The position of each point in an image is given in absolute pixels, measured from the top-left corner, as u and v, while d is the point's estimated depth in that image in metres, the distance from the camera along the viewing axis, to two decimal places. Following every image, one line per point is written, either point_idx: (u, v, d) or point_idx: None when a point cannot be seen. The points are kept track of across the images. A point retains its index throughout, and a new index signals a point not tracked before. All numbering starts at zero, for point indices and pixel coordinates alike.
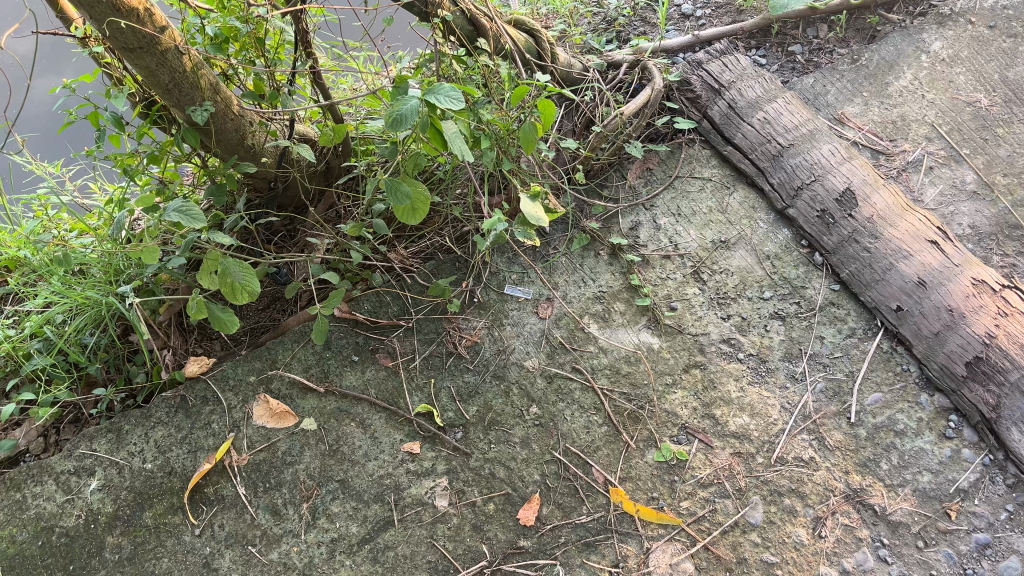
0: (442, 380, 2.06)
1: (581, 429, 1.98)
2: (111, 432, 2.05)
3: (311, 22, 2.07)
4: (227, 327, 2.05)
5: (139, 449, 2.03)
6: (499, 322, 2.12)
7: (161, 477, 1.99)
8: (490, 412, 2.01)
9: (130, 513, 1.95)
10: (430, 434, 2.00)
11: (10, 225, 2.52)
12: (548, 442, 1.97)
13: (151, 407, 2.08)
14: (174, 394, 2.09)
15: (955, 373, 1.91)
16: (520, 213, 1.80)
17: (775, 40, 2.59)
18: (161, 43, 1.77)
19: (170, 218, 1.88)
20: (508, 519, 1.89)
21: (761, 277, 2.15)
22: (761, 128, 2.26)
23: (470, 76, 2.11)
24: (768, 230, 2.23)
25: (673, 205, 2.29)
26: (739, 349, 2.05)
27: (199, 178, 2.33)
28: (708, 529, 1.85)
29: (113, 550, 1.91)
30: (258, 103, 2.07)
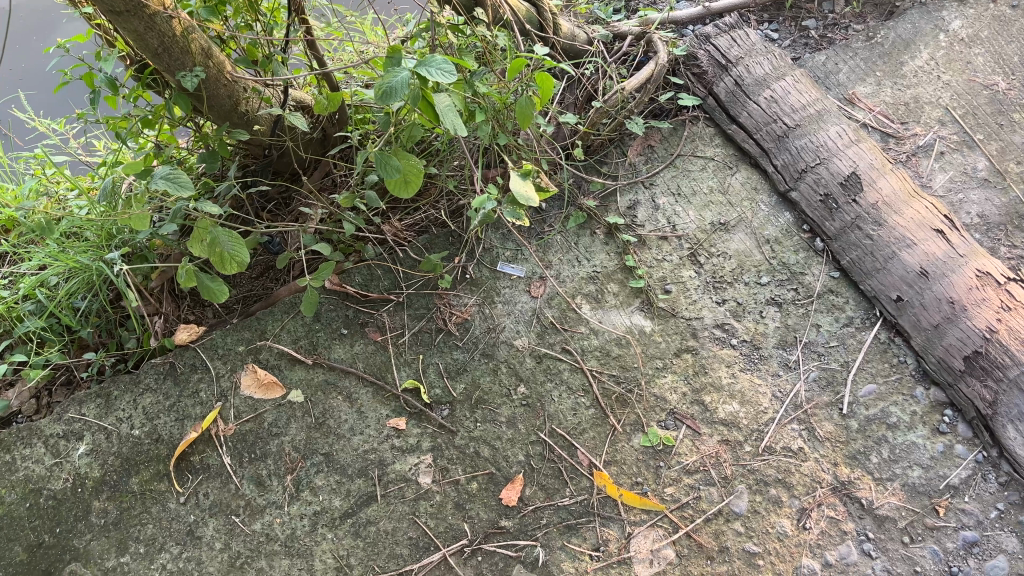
0: (431, 356, 2.04)
1: (568, 412, 1.96)
2: (100, 397, 2.05)
3: None
4: (216, 297, 2.03)
5: (128, 415, 2.03)
6: (491, 299, 2.09)
7: (148, 444, 2.00)
8: (477, 390, 1.99)
9: (117, 478, 1.97)
10: (417, 410, 1.99)
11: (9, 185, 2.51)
12: (534, 423, 1.95)
13: (140, 373, 2.08)
14: (164, 361, 2.09)
15: (953, 367, 1.87)
16: (511, 191, 1.75)
17: (789, 13, 2.55)
18: (149, 6, 1.69)
19: (158, 185, 1.86)
20: (491, 498, 1.89)
21: (760, 261, 2.11)
22: (767, 107, 2.19)
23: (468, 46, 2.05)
24: (769, 213, 2.18)
25: (673, 184, 2.24)
26: (732, 334, 2.02)
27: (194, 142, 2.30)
28: (691, 516, 1.85)
29: (99, 515, 1.93)
30: (251, 69, 2.02)
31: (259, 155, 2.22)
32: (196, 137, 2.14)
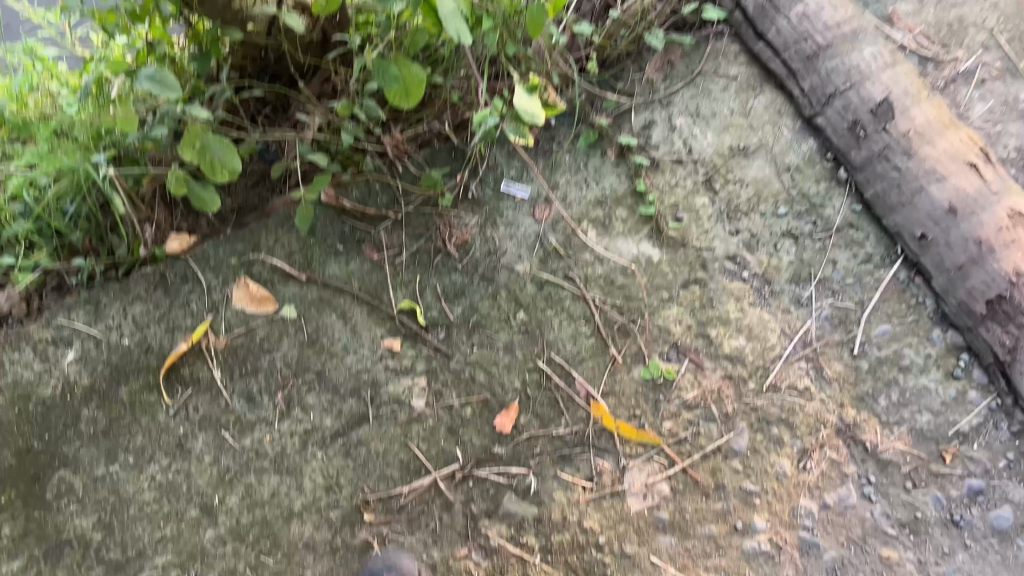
0: (429, 278, 1.97)
1: (568, 342, 1.89)
2: (89, 304, 1.99)
3: None
4: (207, 206, 1.94)
5: (117, 324, 1.98)
6: (493, 220, 2.00)
7: (138, 354, 1.95)
8: (475, 314, 1.92)
9: (106, 387, 1.93)
10: (412, 332, 1.93)
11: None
12: (531, 351, 1.89)
13: (130, 282, 2.01)
14: (154, 271, 2.02)
15: (974, 310, 1.78)
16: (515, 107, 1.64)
17: None
18: None
19: (143, 85, 1.75)
20: (485, 425, 1.85)
21: (779, 191, 1.99)
22: (798, 24, 2.01)
23: None
24: (792, 139, 2.05)
25: (692, 104, 2.10)
26: (744, 267, 1.92)
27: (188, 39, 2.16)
28: (689, 452, 1.80)
29: (88, 423, 1.90)
30: None
31: (258, 55, 2.10)
32: (189, 36, 2.01)
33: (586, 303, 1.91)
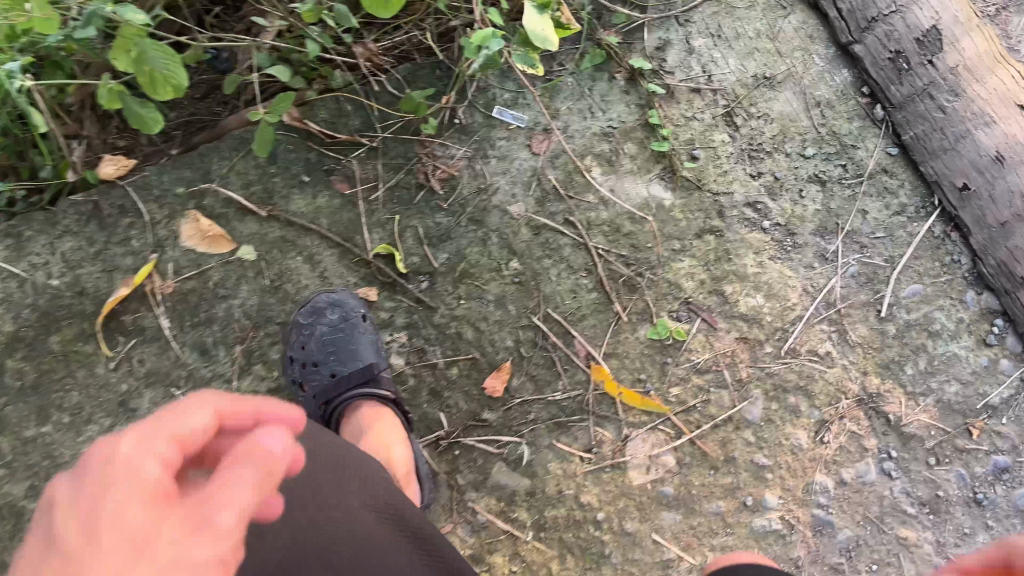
0: (409, 218, 1.72)
1: (567, 296, 1.68)
2: (9, 237, 1.70)
3: None
4: (148, 127, 1.65)
5: (44, 262, 1.69)
6: (483, 152, 1.74)
7: (70, 298, 1.68)
8: (462, 262, 1.69)
9: (34, 336, 1.66)
10: (390, 281, 1.69)
11: None
12: (526, 305, 1.67)
13: (58, 213, 1.72)
14: (87, 201, 1.73)
15: (1015, 273, 1.61)
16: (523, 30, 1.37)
17: None
18: None
19: None
20: (473, 387, 1.64)
21: (806, 128, 1.78)
22: None
23: None
24: (824, 69, 1.83)
25: (712, 23, 1.86)
26: (765, 216, 1.72)
27: None
28: (697, 422, 1.63)
29: (13, 377, 1.64)
30: None
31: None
32: None
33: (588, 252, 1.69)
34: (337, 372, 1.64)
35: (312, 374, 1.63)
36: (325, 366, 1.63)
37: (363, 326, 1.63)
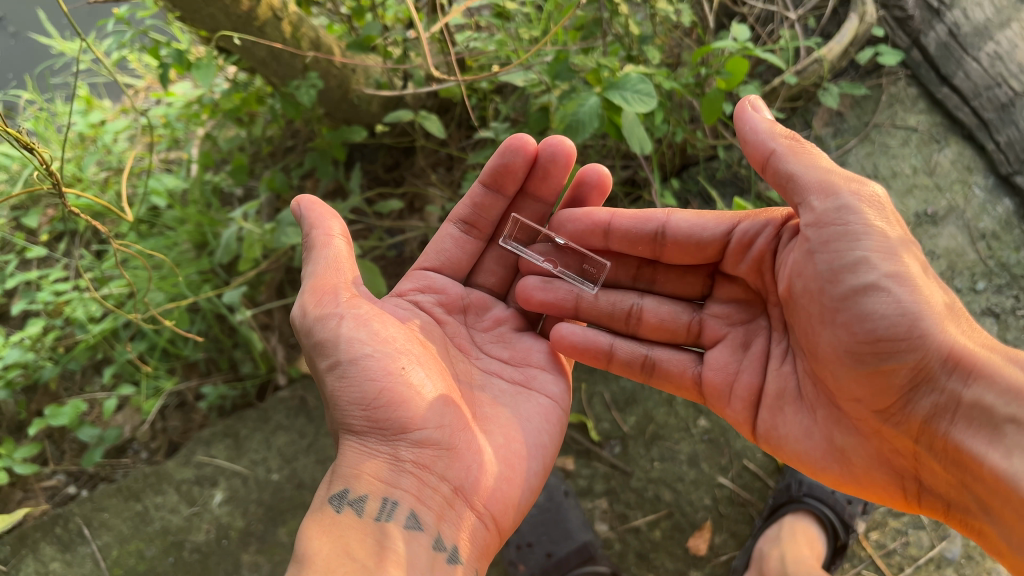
0: (595, 385, 1.84)
1: (755, 454, 1.76)
2: (228, 437, 1.88)
3: None
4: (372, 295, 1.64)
5: (263, 458, 1.85)
6: None
7: (291, 490, 1.82)
8: (651, 424, 1.79)
9: (263, 529, 1.78)
10: (584, 449, 1.79)
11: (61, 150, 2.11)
12: (719, 461, 1.75)
13: (268, 409, 1.91)
14: (293, 396, 1.92)
15: None
16: None
17: None
18: (259, 17, 1.41)
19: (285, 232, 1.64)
20: (677, 547, 1.68)
21: (974, 261, 1.77)
22: (990, 66, 1.79)
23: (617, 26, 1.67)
24: (986, 200, 1.81)
25: (868, 163, 1.86)
26: None
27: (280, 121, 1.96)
28: (899, 565, 1.61)
29: (250, 569, 1.73)
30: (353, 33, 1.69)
31: (370, 129, 1.86)
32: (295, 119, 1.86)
33: None
34: (549, 554, 1.64)
35: (528, 555, 1.64)
36: (540, 546, 1.66)
37: (566, 502, 1.70)
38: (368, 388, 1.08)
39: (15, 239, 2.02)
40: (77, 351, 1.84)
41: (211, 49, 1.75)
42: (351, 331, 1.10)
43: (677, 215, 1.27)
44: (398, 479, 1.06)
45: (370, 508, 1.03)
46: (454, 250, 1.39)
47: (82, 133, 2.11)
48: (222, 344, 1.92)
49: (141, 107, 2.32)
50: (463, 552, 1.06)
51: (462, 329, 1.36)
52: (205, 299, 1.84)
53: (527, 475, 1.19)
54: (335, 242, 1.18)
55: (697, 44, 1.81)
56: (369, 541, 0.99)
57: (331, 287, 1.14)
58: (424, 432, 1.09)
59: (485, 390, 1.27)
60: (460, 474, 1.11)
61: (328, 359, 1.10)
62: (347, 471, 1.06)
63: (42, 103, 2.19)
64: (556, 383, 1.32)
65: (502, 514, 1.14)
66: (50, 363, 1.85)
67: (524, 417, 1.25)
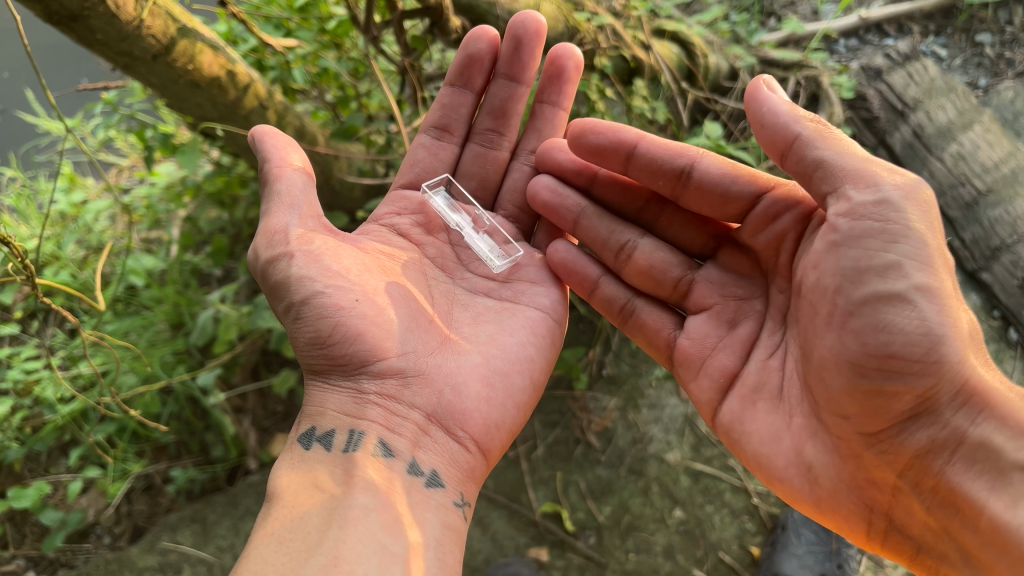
0: (570, 474, 1.83)
1: (729, 547, 1.74)
2: (195, 522, 1.84)
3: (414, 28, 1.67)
4: None
5: (230, 544, 1.81)
6: (635, 403, 1.91)
7: None
8: (627, 514, 1.77)
9: None
10: (559, 539, 1.75)
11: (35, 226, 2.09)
12: (694, 554, 1.73)
13: (237, 493, 1.87)
14: (263, 480, 1.89)
15: None
16: None
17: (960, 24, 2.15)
18: (244, 105, 1.44)
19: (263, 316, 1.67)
20: None
21: None
22: (954, 165, 1.83)
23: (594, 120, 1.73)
24: None
25: None
26: None
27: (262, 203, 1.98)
28: None
29: None
30: (337, 119, 1.73)
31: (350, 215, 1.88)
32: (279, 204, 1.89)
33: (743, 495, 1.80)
34: None
35: None
36: None
37: None
38: (322, 326, 1.08)
39: None
40: (44, 432, 1.80)
41: (197, 134, 1.78)
42: (302, 270, 1.09)
43: (708, 159, 1.17)
44: (363, 411, 1.09)
45: (371, 451, 1.05)
46: (429, 158, 1.43)
47: (62, 211, 2.11)
48: (193, 426, 1.89)
49: (124, 185, 2.33)
50: (444, 476, 1.09)
51: (439, 249, 1.37)
52: (179, 382, 1.82)
53: (513, 389, 1.19)
54: (291, 173, 1.15)
55: (672, 139, 1.86)
56: (336, 475, 1.01)
57: (280, 227, 1.12)
58: (388, 361, 1.12)
59: (467, 308, 1.29)
60: (431, 400, 1.13)
61: (283, 302, 1.11)
62: (313, 410, 1.11)
63: (25, 179, 2.17)
64: (546, 294, 1.33)
65: (484, 436, 1.15)
66: (17, 443, 1.82)
67: (507, 330, 1.25)
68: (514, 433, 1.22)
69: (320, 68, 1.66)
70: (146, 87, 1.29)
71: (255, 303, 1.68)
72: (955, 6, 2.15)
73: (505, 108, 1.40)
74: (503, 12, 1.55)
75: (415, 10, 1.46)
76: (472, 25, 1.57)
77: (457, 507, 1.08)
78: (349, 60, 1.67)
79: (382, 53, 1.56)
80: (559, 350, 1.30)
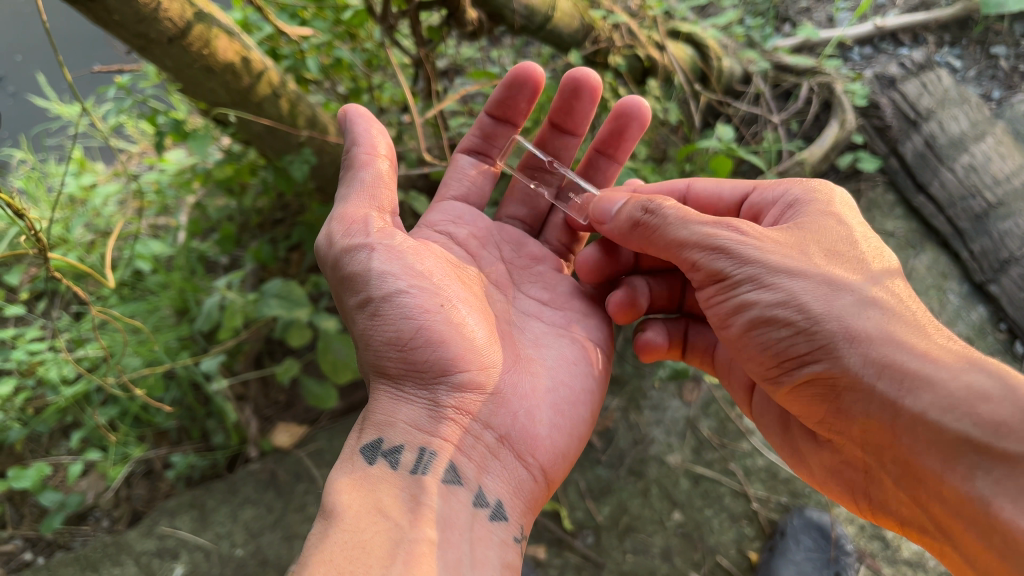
0: (571, 473, 1.82)
1: (727, 551, 1.73)
2: (193, 508, 1.84)
3: (428, 19, 1.67)
4: (345, 374, 1.65)
5: (228, 531, 1.81)
6: (637, 404, 1.91)
7: (253, 566, 1.78)
8: (625, 515, 1.77)
9: None
10: (557, 537, 1.74)
11: (44, 209, 2.09)
12: (692, 557, 1.73)
13: (236, 481, 1.87)
14: (263, 469, 1.89)
15: None
16: None
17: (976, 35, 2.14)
18: (258, 92, 1.44)
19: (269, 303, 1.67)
20: None
21: None
22: (965, 177, 1.83)
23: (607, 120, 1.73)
24: (960, 306, 1.85)
25: None
26: None
27: (271, 193, 1.99)
28: None
29: None
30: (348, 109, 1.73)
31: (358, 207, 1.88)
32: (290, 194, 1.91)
33: (742, 499, 1.79)
34: None
35: None
36: None
37: None
38: (405, 327, 1.07)
39: None
40: (46, 413, 1.81)
41: (209, 120, 1.78)
42: (384, 264, 1.09)
43: (696, 185, 1.34)
44: (438, 428, 1.06)
45: (441, 473, 1.03)
46: (473, 185, 1.43)
47: (72, 194, 2.11)
48: (194, 413, 1.90)
49: (133, 170, 2.33)
50: (508, 508, 1.06)
51: (492, 262, 1.35)
52: (182, 367, 1.82)
53: (575, 422, 1.20)
54: (378, 161, 1.14)
55: (682, 140, 1.87)
56: (402, 499, 0.98)
57: (361, 217, 1.12)
58: (467, 375, 1.10)
59: (528, 327, 1.28)
60: (505, 423, 1.12)
61: (359, 295, 1.09)
62: (381, 419, 1.07)
63: (34, 162, 2.17)
64: (599, 325, 1.35)
65: (550, 465, 1.15)
66: (19, 425, 1.82)
67: (571, 358, 1.26)
68: (568, 467, 1.21)
69: (333, 57, 1.65)
70: (160, 70, 1.29)
71: (262, 291, 1.69)
72: (971, 18, 2.14)
73: (559, 153, 1.50)
74: (520, 6, 1.55)
75: (430, 1, 1.47)
76: (489, 17, 1.56)
77: (518, 542, 1.04)
78: (363, 51, 1.68)
79: (397, 44, 1.56)
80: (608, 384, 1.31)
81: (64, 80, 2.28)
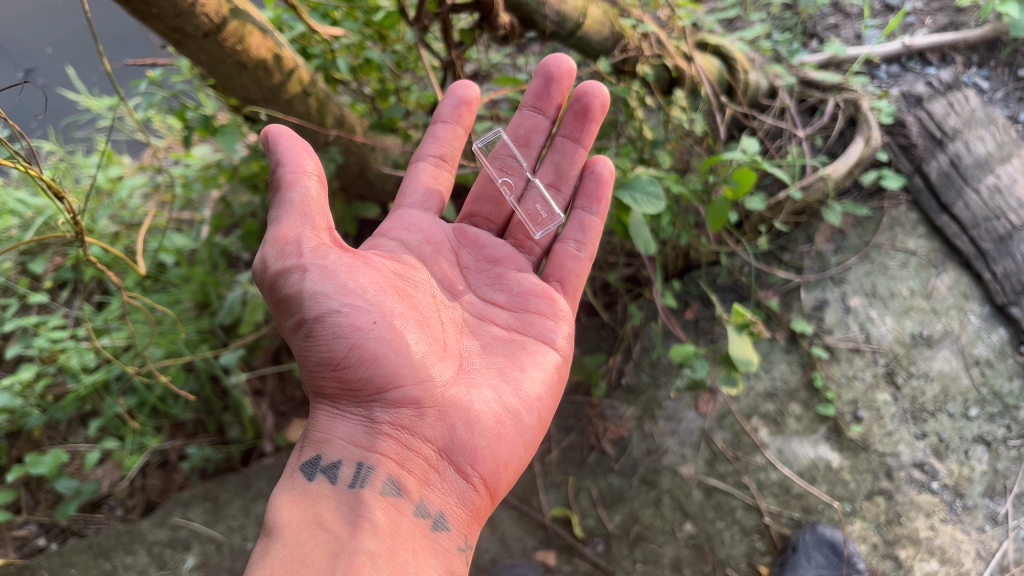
0: (583, 480, 1.88)
1: (737, 564, 1.73)
2: (207, 500, 1.85)
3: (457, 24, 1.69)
4: None
5: (240, 525, 1.82)
6: (651, 413, 1.91)
7: None
8: (636, 524, 1.79)
9: None
10: (567, 544, 1.80)
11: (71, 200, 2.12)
12: (702, 569, 1.73)
13: (250, 475, 1.89)
14: (277, 464, 1.91)
15: None
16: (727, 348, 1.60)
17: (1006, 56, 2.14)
18: (288, 90, 1.46)
19: None
20: None
21: (968, 388, 1.79)
22: (990, 198, 1.83)
23: (631, 129, 1.74)
24: (981, 327, 1.84)
25: (867, 282, 1.93)
26: (933, 478, 1.72)
27: None
28: None
29: None
30: (376, 111, 1.75)
31: (382, 207, 1.89)
32: None
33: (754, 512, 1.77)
34: None
35: None
36: None
37: None
38: (337, 346, 1.07)
39: (19, 284, 2.02)
40: (65, 400, 1.82)
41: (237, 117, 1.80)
42: (317, 285, 1.07)
43: None
44: (374, 444, 1.08)
45: (378, 488, 1.05)
46: (428, 188, 1.39)
47: (99, 186, 2.14)
48: (211, 406, 1.92)
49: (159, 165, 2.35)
50: (449, 519, 1.09)
51: (444, 266, 1.35)
52: (202, 360, 1.85)
53: (522, 428, 1.20)
54: (306, 180, 1.11)
55: (706, 151, 1.87)
56: (341, 512, 1.01)
57: (293, 237, 1.10)
58: (402, 391, 1.10)
59: (477, 335, 1.29)
60: (443, 435, 1.12)
61: (294, 317, 1.09)
62: (319, 437, 1.09)
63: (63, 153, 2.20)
64: (553, 329, 1.34)
65: (493, 476, 1.16)
66: (38, 411, 1.83)
67: (519, 364, 1.26)
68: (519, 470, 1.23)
69: (362, 59, 1.67)
70: (195, 64, 1.31)
71: None
72: (1000, 40, 2.14)
73: (528, 138, 1.50)
74: (551, 12, 1.56)
75: (462, 5, 1.48)
76: (520, 23, 1.57)
77: (462, 550, 1.09)
78: (393, 53, 1.70)
79: (428, 46, 1.57)
80: (563, 388, 1.32)
81: (95, 73, 2.30)
